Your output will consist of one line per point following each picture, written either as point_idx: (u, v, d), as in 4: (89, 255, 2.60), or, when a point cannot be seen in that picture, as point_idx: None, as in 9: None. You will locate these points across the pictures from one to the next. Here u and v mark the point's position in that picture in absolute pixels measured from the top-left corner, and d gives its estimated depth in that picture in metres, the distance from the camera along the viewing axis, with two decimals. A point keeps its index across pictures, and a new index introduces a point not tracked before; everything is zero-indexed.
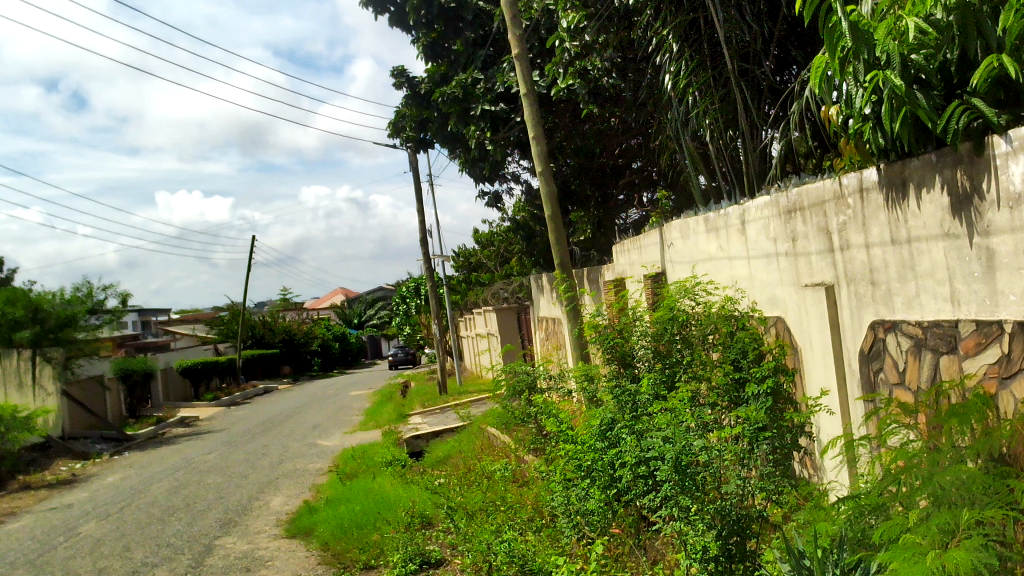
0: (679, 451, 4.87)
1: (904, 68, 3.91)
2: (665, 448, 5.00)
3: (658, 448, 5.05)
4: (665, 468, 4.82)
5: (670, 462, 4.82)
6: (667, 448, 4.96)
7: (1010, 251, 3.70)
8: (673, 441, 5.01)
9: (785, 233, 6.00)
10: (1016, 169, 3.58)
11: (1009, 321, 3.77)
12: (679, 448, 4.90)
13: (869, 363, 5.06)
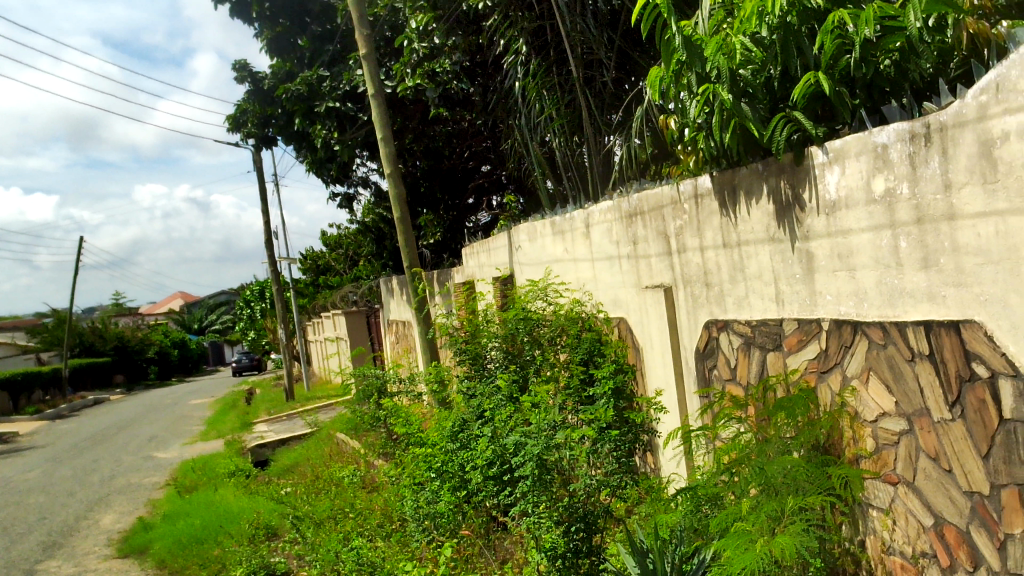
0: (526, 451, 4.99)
1: (733, 80, 4.11)
2: (528, 444, 5.07)
3: (520, 444, 5.09)
4: (528, 464, 4.88)
5: (532, 461, 4.89)
6: (529, 444, 5.02)
7: (826, 254, 4.00)
8: (536, 436, 5.09)
9: (627, 237, 6.22)
10: (831, 179, 3.89)
11: (826, 319, 4.07)
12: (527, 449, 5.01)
13: (704, 360, 5.33)
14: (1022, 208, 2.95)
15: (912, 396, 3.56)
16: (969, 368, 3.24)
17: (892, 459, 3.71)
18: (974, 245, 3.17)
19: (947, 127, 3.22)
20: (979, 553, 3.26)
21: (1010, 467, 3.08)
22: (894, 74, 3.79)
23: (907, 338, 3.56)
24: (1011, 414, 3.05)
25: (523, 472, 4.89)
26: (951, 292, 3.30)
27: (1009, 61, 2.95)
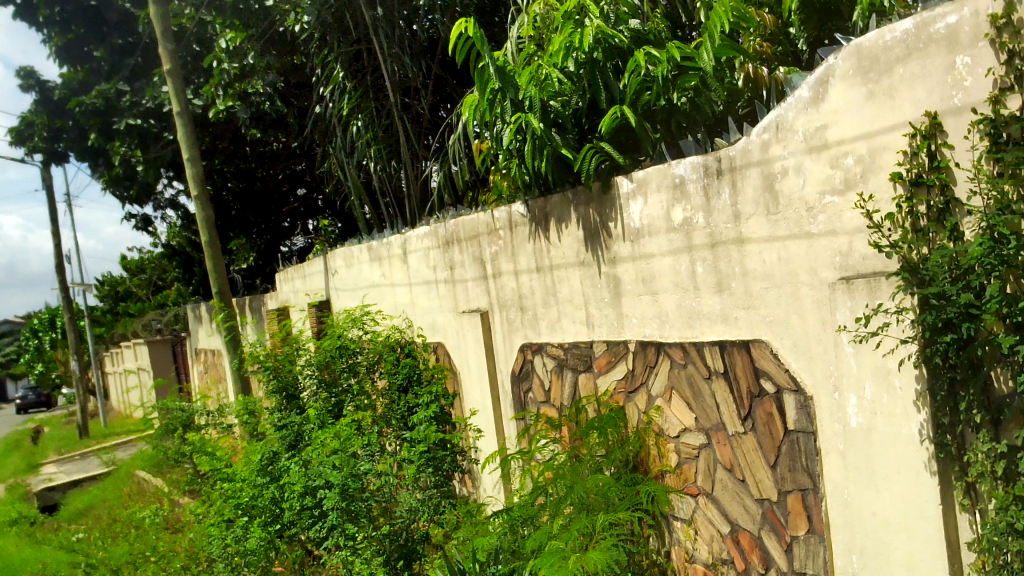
0: (346, 479, 4.90)
1: (545, 111, 4.23)
2: (331, 473, 5.01)
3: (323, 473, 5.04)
4: (332, 493, 4.87)
5: (337, 490, 4.86)
6: (333, 473, 4.97)
7: (631, 278, 4.20)
8: (342, 462, 5.05)
9: (443, 262, 6.26)
10: (634, 207, 4.11)
11: (633, 341, 4.27)
12: (346, 476, 4.92)
13: (519, 383, 5.43)
14: (799, 237, 3.26)
15: (710, 412, 3.80)
16: (758, 384, 3.51)
17: (693, 472, 3.94)
18: (760, 271, 3.46)
19: (736, 162, 3.51)
20: (770, 556, 3.51)
21: (795, 473, 3.36)
22: (690, 110, 4.08)
23: (704, 357, 3.80)
24: (795, 425, 3.34)
25: (328, 503, 4.87)
26: (742, 314, 3.58)
27: (787, 104, 3.28)
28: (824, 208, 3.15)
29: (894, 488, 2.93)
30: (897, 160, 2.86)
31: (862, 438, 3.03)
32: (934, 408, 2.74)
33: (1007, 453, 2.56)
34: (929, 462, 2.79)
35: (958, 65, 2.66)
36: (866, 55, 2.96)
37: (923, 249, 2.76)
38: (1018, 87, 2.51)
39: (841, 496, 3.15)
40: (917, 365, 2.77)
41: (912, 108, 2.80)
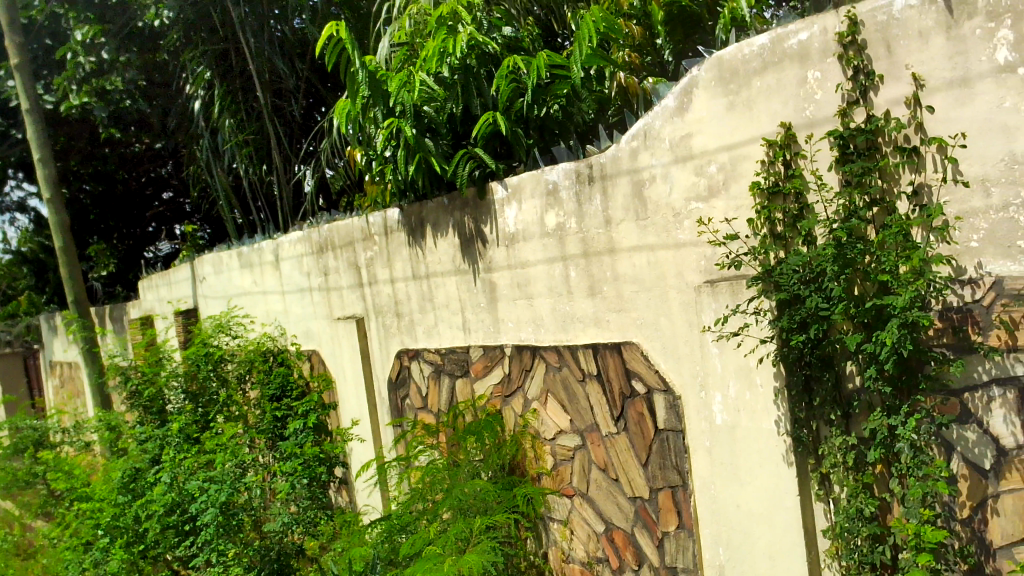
0: (225, 495, 4.94)
1: (418, 117, 4.18)
2: (208, 489, 4.97)
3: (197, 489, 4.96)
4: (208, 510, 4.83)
5: (215, 508, 4.89)
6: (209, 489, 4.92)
7: (507, 283, 4.24)
8: (218, 480, 5.03)
9: (317, 268, 6.13)
10: (509, 213, 4.15)
11: (508, 345, 4.30)
12: (225, 491, 4.97)
13: (396, 390, 5.36)
14: (667, 242, 3.37)
15: (584, 413, 3.87)
16: (630, 385, 3.60)
17: (568, 473, 4.00)
18: (631, 274, 3.56)
19: (606, 169, 3.60)
20: (642, 552, 3.61)
21: (665, 471, 3.46)
22: (561, 118, 4.15)
23: (578, 360, 3.87)
24: (665, 424, 3.45)
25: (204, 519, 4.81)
26: (613, 317, 3.67)
27: (654, 113, 3.39)
28: (689, 215, 3.27)
29: (757, 481, 3.06)
30: (756, 168, 3.01)
31: (726, 435, 3.16)
32: (791, 404, 2.89)
33: (857, 445, 2.74)
34: (787, 456, 2.93)
35: (809, 79, 2.83)
36: (726, 68, 3.09)
37: (781, 253, 2.91)
38: (863, 101, 2.69)
39: (708, 491, 3.27)
40: (775, 363, 2.92)
41: (768, 120, 2.96)
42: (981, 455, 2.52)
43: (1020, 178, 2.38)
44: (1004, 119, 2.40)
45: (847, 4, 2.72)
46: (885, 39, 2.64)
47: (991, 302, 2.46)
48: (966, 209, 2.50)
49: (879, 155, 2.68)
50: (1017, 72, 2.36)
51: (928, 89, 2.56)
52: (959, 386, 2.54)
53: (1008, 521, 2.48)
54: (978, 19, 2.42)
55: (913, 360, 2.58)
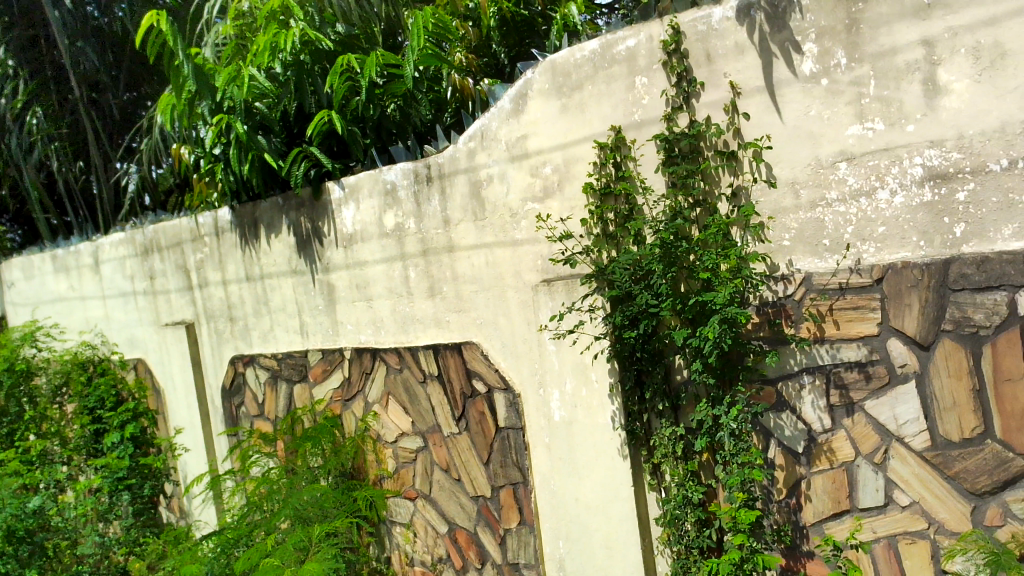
0: (12, 518, 4.46)
1: (249, 113, 4.09)
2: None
3: None
4: None
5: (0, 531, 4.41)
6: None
7: (345, 285, 4.16)
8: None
9: (142, 272, 5.79)
10: (346, 213, 4.08)
11: (347, 348, 4.20)
12: (13, 514, 4.48)
13: (230, 398, 5.13)
14: (504, 242, 3.41)
15: (425, 415, 3.84)
16: (470, 385, 3.61)
17: (411, 476, 3.97)
18: (470, 275, 3.57)
19: (444, 169, 3.60)
20: (485, 550, 3.64)
21: (506, 469, 3.50)
22: (399, 118, 4.12)
23: (418, 361, 3.83)
24: (505, 422, 3.48)
25: None
26: (453, 317, 3.68)
27: (490, 114, 3.42)
28: (525, 215, 3.32)
29: (593, 474, 3.15)
30: (588, 170, 3.10)
31: (564, 430, 3.23)
32: (624, 398, 3.00)
33: (685, 435, 2.87)
34: (621, 448, 3.03)
35: (637, 85, 2.94)
36: (559, 71, 3.16)
37: (612, 252, 3.02)
38: (686, 107, 2.83)
39: (547, 486, 3.33)
40: (609, 359, 3.01)
41: (599, 123, 3.05)
42: (794, 439, 2.70)
43: (824, 182, 2.57)
44: (811, 127, 2.59)
45: (670, 13, 2.84)
46: (705, 49, 2.78)
47: (802, 296, 2.63)
48: (778, 210, 2.68)
49: (701, 158, 2.82)
50: (821, 84, 2.55)
51: (744, 97, 2.71)
52: (774, 375, 2.72)
53: (818, 499, 2.66)
54: (787, 33, 2.59)
55: (734, 353, 2.74)
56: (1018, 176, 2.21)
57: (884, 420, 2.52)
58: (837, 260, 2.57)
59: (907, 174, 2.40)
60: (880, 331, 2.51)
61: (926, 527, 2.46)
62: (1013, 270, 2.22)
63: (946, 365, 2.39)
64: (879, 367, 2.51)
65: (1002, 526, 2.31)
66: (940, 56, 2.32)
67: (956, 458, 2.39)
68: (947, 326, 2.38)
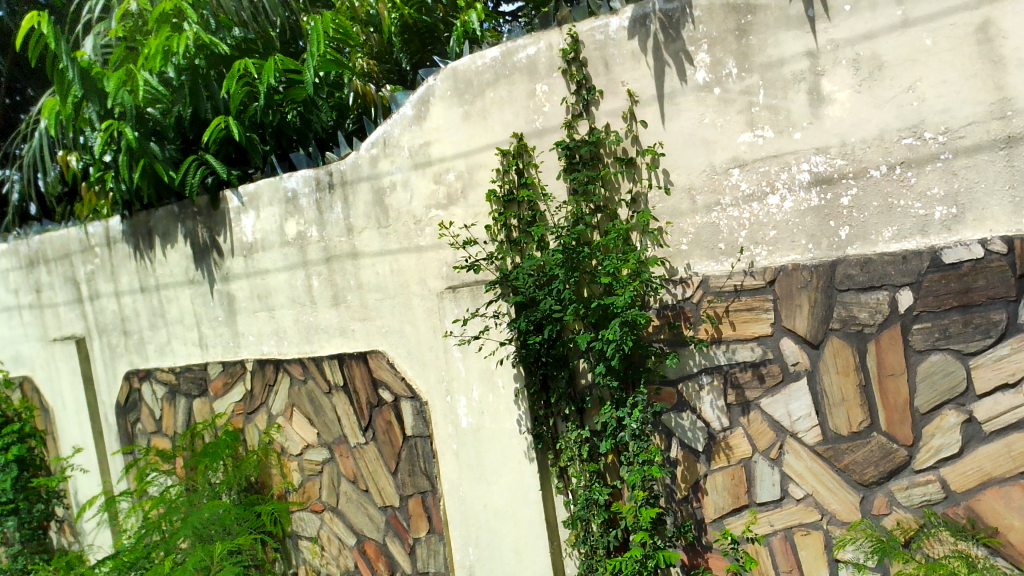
0: None
1: (141, 120, 3.90)
2: None
3: None
4: None
5: None
6: None
7: (246, 295, 4.06)
8: None
9: (28, 285, 5.50)
10: (246, 222, 3.99)
11: (249, 360, 4.10)
12: None
13: (126, 415, 4.93)
14: (409, 249, 3.39)
15: (331, 425, 3.78)
16: (377, 394, 3.57)
17: (317, 488, 3.89)
18: (374, 282, 3.54)
19: (347, 177, 3.56)
20: (394, 560, 3.60)
21: (414, 477, 3.48)
22: (299, 124, 4.05)
23: (323, 371, 3.77)
24: (412, 430, 3.46)
25: None
26: (358, 326, 3.63)
27: (392, 121, 3.40)
28: (429, 222, 3.32)
29: (501, 480, 3.16)
30: (491, 177, 3.11)
31: (472, 436, 3.23)
32: (530, 402, 3.03)
33: (590, 437, 2.92)
34: (528, 452, 3.05)
35: (537, 92, 2.97)
36: (461, 78, 3.17)
37: (516, 257, 3.04)
38: (585, 115, 2.88)
39: (456, 493, 3.32)
40: (514, 365, 3.03)
41: (501, 130, 3.07)
42: (694, 438, 2.77)
43: (719, 187, 2.65)
44: (705, 134, 2.66)
45: (569, 22, 2.89)
46: (603, 57, 2.84)
47: (699, 298, 2.71)
48: (675, 215, 2.75)
49: (602, 165, 2.88)
50: (714, 92, 2.63)
51: (642, 105, 2.78)
52: (674, 376, 2.79)
53: (718, 495, 2.73)
54: (681, 43, 2.66)
55: (636, 356, 2.79)
56: (896, 181, 2.34)
57: (778, 417, 2.60)
58: (732, 263, 2.65)
59: (795, 180, 2.51)
60: (773, 332, 2.59)
61: (819, 519, 2.55)
62: (893, 271, 2.34)
63: (834, 361, 2.49)
64: (773, 366, 2.60)
65: (889, 514, 2.42)
66: (823, 67, 2.43)
67: (845, 451, 2.49)
68: (835, 325, 2.48)
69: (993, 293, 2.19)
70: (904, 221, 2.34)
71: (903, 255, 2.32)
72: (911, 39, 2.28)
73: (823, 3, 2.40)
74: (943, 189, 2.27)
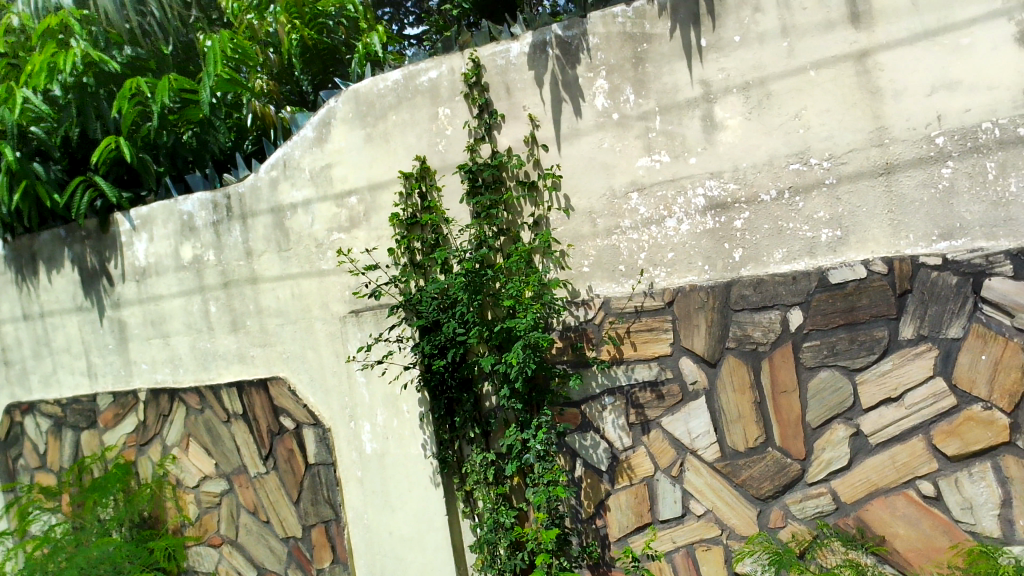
0: None
1: (23, 139, 3.81)
2: None
3: None
4: None
5: None
6: None
7: (139, 321, 3.90)
8: None
9: None
10: (138, 246, 3.85)
11: (141, 390, 3.93)
12: None
13: (6, 450, 4.64)
14: (310, 273, 3.32)
15: (230, 455, 3.66)
16: (278, 422, 3.48)
17: (214, 522, 3.75)
18: (274, 307, 3.45)
19: (245, 199, 3.48)
20: None
21: (317, 506, 3.39)
22: (195, 145, 3.93)
23: (221, 400, 3.65)
24: (315, 458, 3.38)
25: None
26: (258, 352, 3.53)
27: (292, 143, 3.34)
28: (330, 245, 3.27)
29: (406, 506, 3.11)
30: (394, 200, 3.09)
31: (376, 463, 3.18)
32: (435, 426, 3.01)
33: (495, 460, 2.92)
34: (434, 476, 3.03)
35: (440, 115, 2.98)
36: (362, 101, 3.14)
37: (419, 280, 3.03)
38: (488, 138, 2.90)
39: (361, 521, 3.25)
40: (419, 389, 3.02)
41: (404, 152, 3.06)
42: (598, 458, 2.79)
43: (618, 211, 2.71)
44: (604, 158, 2.72)
45: (471, 46, 2.92)
46: (504, 82, 2.87)
47: (601, 320, 2.75)
48: (577, 238, 2.79)
49: (504, 188, 2.89)
50: (612, 118, 2.69)
51: (543, 130, 2.81)
52: (577, 397, 2.82)
53: (622, 514, 2.76)
54: (580, 69, 2.72)
55: (540, 378, 2.81)
56: (785, 205, 2.44)
57: (679, 435, 2.65)
58: (632, 285, 2.70)
59: (691, 204, 2.58)
60: (673, 351, 2.64)
61: (719, 534, 2.60)
62: (784, 291, 2.43)
63: (731, 379, 2.56)
64: (673, 386, 2.65)
65: (784, 527, 2.48)
66: (715, 94, 2.52)
67: (742, 466, 2.55)
68: (731, 344, 2.54)
69: (876, 312, 2.31)
70: (793, 243, 2.43)
71: (793, 276, 2.42)
72: (796, 69, 2.40)
73: (714, 34, 2.50)
74: (828, 212, 2.38)
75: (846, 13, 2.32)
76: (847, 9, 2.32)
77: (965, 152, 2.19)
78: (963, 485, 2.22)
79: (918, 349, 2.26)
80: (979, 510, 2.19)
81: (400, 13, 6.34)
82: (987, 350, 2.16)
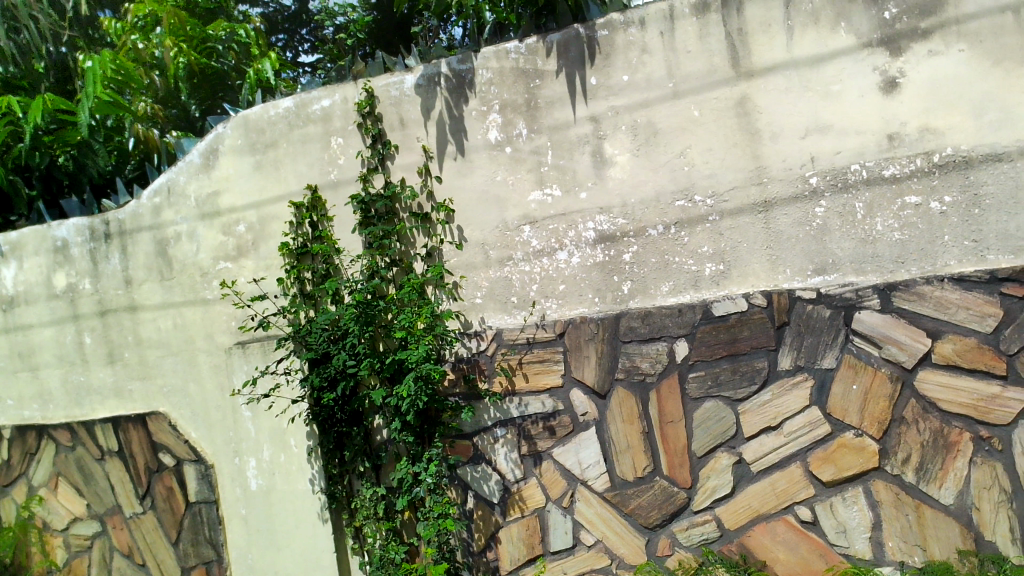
0: None
1: None
2: None
3: None
4: None
5: None
6: None
7: (5, 353, 3.67)
8: None
9: None
10: (6, 273, 3.64)
11: (6, 427, 3.69)
12: None
13: None
14: (194, 303, 3.21)
15: (103, 495, 3.47)
16: (157, 459, 3.32)
17: (85, 566, 3.53)
18: (155, 338, 3.31)
19: (125, 225, 3.33)
20: None
21: (198, 547, 3.25)
22: (71, 168, 3.74)
23: (95, 437, 3.46)
24: (196, 496, 3.24)
25: None
26: (137, 386, 3.37)
27: (177, 168, 3.23)
28: (216, 275, 3.17)
29: (293, 543, 3.01)
30: (284, 229, 3.03)
31: (262, 499, 3.07)
32: (324, 461, 2.93)
33: (385, 494, 2.86)
34: (322, 512, 2.94)
35: (333, 144, 2.95)
36: (252, 127, 3.07)
37: (309, 312, 2.96)
38: (381, 168, 2.88)
39: (244, 561, 3.13)
40: (307, 423, 2.93)
41: (295, 181, 3.01)
42: (489, 490, 2.78)
43: (511, 243, 2.73)
44: (497, 192, 2.74)
45: (364, 77, 2.92)
46: (398, 113, 2.87)
47: (493, 351, 2.75)
48: (469, 269, 2.81)
49: (397, 219, 2.87)
50: (505, 151, 2.72)
51: (437, 162, 2.82)
52: (469, 429, 2.81)
53: (513, 546, 2.75)
54: (474, 102, 2.75)
55: (432, 410, 2.79)
56: (671, 240, 2.52)
57: (570, 466, 2.66)
58: (525, 316, 2.72)
59: (581, 238, 2.63)
60: (564, 382, 2.67)
61: (609, 563, 2.62)
62: (671, 323, 2.50)
63: (620, 410, 2.59)
64: (563, 417, 2.67)
65: (671, 555, 2.53)
66: (605, 131, 2.59)
67: (631, 496, 2.58)
68: (620, 374, 2.58)
69: (756, 343, 2.39)
70: (679, 276, 2.51)
71: (679, 308, 2.49)
72: (680, 110, 2.49)
73: (603, 73, 2.58)
74: (712, 247, 2.47)
75: (727, 58, 2.43)
76: (727, 54, 2.43)
77: (836, 192, 2.32)
78: (837, 509, 2.31)
79: (795, 379, 2.36)
80: (852, 533, 2.28)
81: (295, 40, 6.29)
82: (857, 380, 2.27)
